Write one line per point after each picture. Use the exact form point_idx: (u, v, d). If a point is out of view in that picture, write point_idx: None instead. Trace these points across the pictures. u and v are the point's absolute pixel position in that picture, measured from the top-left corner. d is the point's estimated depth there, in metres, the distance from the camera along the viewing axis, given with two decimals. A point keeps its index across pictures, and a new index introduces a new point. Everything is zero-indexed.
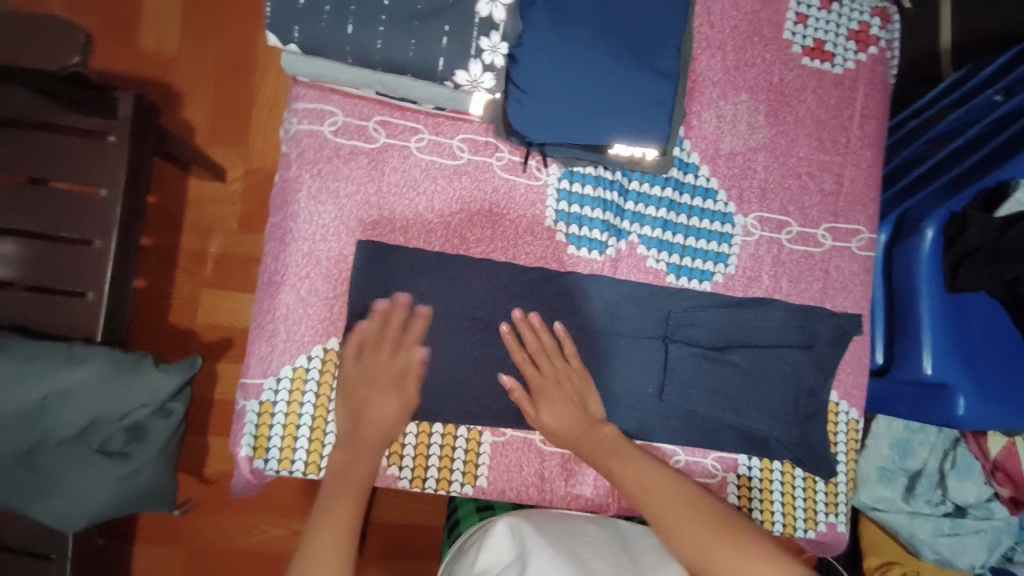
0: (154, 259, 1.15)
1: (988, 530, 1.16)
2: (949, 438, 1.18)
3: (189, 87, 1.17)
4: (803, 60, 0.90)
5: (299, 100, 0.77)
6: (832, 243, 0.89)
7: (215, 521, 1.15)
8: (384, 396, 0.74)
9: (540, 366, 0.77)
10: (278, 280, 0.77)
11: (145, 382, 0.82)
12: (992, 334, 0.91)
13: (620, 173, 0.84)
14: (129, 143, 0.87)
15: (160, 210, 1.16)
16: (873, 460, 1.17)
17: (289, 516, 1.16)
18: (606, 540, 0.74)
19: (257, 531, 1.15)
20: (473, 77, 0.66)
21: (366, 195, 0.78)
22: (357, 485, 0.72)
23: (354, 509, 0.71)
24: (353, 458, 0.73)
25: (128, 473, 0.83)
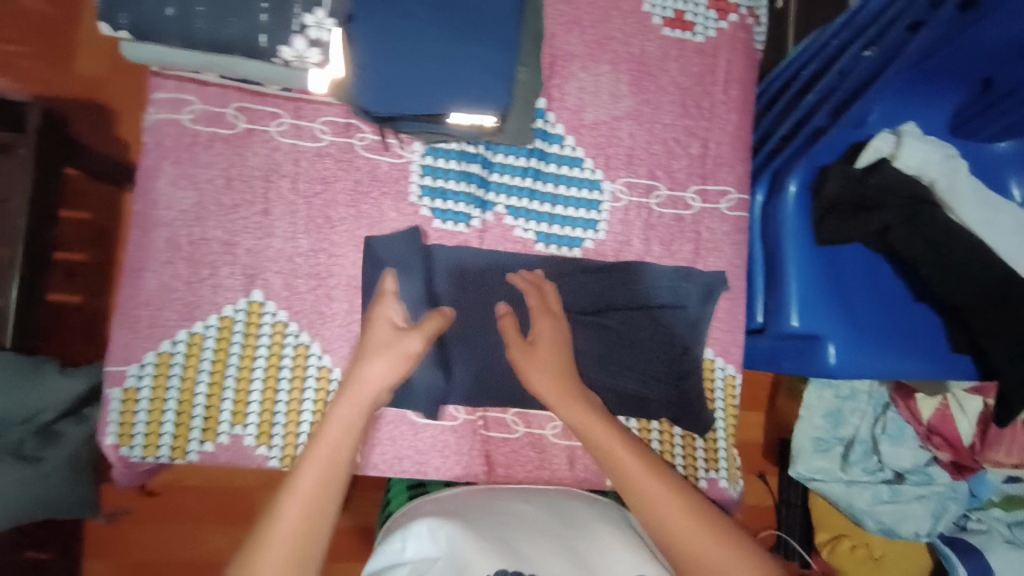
0: (85, 275, 1.15)
1: (929, 496, 1.18)
2: (878, 405, 1.21)
3: (125, 104, 1.15)
4: (664, 30, 0.92)
5: (157, 91, 0.79)
6: (702, 205, 0.92)
7: (157, 530, 1.14)
8: (374, 349, 0.74)
9: (548, 300, 0.83)
10: (141, 266, 0.79)
11: (50, 383, 0.83)
12: (869, 284, 0.92)
13: (482, 146, 0.86)
14: (36, 155, 0.88)
15: (95, 226, 1.15)
16: (808, 431, 1.19)
17: (234, 523, 1.16)
18: (538, 517, 0.73)
19: (200, 540, 1.15)
20: (297, 53, 0.67)
21: (227, 179, 0.80)
22: (336, 461, 0.67)
23: (323, 479, 0.66)
24: (327, 427, 0.69)
25: (35, 476, 0.81)
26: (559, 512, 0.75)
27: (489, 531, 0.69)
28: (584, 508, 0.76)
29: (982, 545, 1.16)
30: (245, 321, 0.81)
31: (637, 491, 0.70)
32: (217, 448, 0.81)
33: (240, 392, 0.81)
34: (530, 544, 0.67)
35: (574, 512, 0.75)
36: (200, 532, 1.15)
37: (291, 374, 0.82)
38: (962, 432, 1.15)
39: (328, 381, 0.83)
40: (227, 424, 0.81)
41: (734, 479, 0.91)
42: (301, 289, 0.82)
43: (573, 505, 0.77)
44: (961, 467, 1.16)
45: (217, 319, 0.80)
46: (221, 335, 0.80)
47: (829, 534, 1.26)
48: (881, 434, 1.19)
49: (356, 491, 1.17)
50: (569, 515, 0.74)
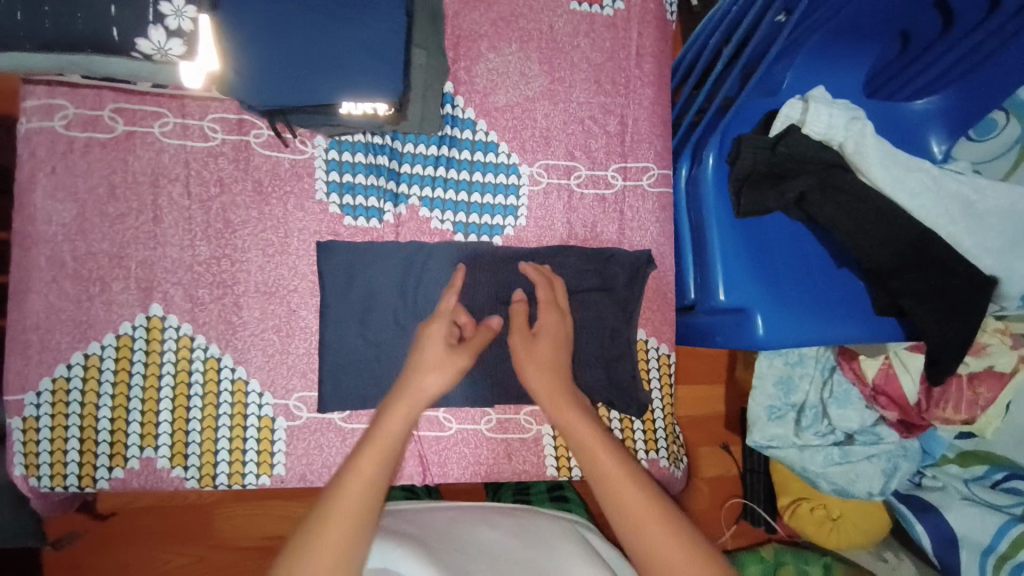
0: None
1: (880, 455, 1.18)
2: (825, 368, 1.22)
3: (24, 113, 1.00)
4: (571, 5, 0.89)
5: (25, 98, 0.73)
6: (623, 183, 0.90)
7: (111, 557, 1.07)
8: (427, 359, 0.70)
9: (554, 297, 0.80)
10: (24, 288, 0.73)
11: None
12: (795, 253, 0.92)
13: (389, 137, 0.83)
14: None
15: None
16: (762, 400, 1.20)
17: (193, 543, 1.10)
18: (498, 541, 0.69)
19: (160, 562, 1.09)
20: (157, 45, 0.64)
21: (111, 188, 0.75)
22: (387, 454, 0.64)
23: (381, 471, 0.63)
24: (384, 420, 0.66)
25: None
26: (521, 534, 0.71)
27: (441, 549, 0.65)
28: (549, 531, 0.72)
29: (941, 503, 1.17)
30: (145, 339, 0.76)
31: (616, 491, 0.66)
32: (128, 473, 0.76)
33: (147, 413, 0.76)
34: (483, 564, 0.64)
35: (537, 535, 0.71)
36: (159, 553, 1.09)
37: (202, 390, 0.77)
38: (906, 391, 1.10)
39: (243, 394, 0.79)
40: (137, 448, 0.76)
41: (675, 457, 0.92)
42: (205, 299, 0.78)
43: (539, 527, 0.73)
44: (911, 426, 1.15)
45: (115, 338, 0.75)
46: (120, 355, 0.75)
47: (789, 498, 1.27)
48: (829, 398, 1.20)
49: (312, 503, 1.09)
50: (532, 538, 0.70)
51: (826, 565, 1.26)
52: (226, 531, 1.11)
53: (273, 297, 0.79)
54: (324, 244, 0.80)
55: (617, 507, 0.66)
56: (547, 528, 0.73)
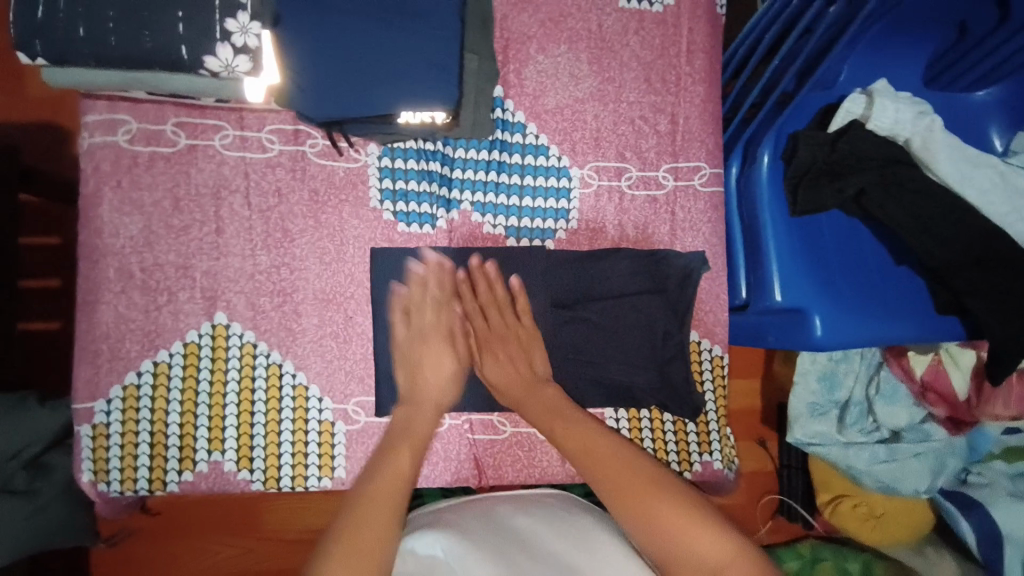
0: (59, 300, 1.08)
1: (927, 453, 1.14)
2: (870, 364, 1.19)
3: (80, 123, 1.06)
4: (620, 2, 0.87)
5: (88, 113, 0.75)
6: (674, 184, 0.89)
7: (168, 548, 1.12)
8: (424, 360, 0.78)
9: (488, 317, 0.81)
10: (93, 299, 0.75)
11: (29, 419, 0.83)
12: (850, 251, 0.90)
13: (441, 143, 0.83)
14: None
15: (60, 250, 1.08)
16: (803, 397, 1.16)
17: (243, 532, 1.14)
18: (534, 530, 0.68)
19: (209, 553, 1.13)
20: (224, 62, 0.63)
21: (173, 200, 0.76)
22: (421, 444, 0.74)
23: (413, 464, 0.71)
24: (415, 419, 0.76)
25: (34, 509, 0.82)
26: (551, 517, 0.71)
27: (487, 543, 0.65)
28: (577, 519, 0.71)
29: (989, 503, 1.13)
30: (211, 347, 0.78)
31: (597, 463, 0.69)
32: (198, 476, 0.78)
33: (214, 418, 0.78)
34: (527, 550, 0.65)
35: (569, 524, 0.70)
36: (211, 544, 1.13)
37: (265, 395, 0.79)
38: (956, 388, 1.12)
39: (305, 399, 0.80)
40: (206, 451, 0.78)
41: (727, 459, 0.91)
42: (266, 308, 0.79)
43: (565, 514, 0.72)
44: (960, 423, 1.14)
45: (182, 346, 0.77)
46: (188, 362, 0.77)
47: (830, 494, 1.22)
48: (876, 395, 1.16)
49: None
50: (567, 527, 0.70)
51: (866, 562, 1.24)
52: (272, 524, 1.15)
53: (331, 305, 0.81)
54: (378, 252, 0.81)
55: (612, 493, 0.66)
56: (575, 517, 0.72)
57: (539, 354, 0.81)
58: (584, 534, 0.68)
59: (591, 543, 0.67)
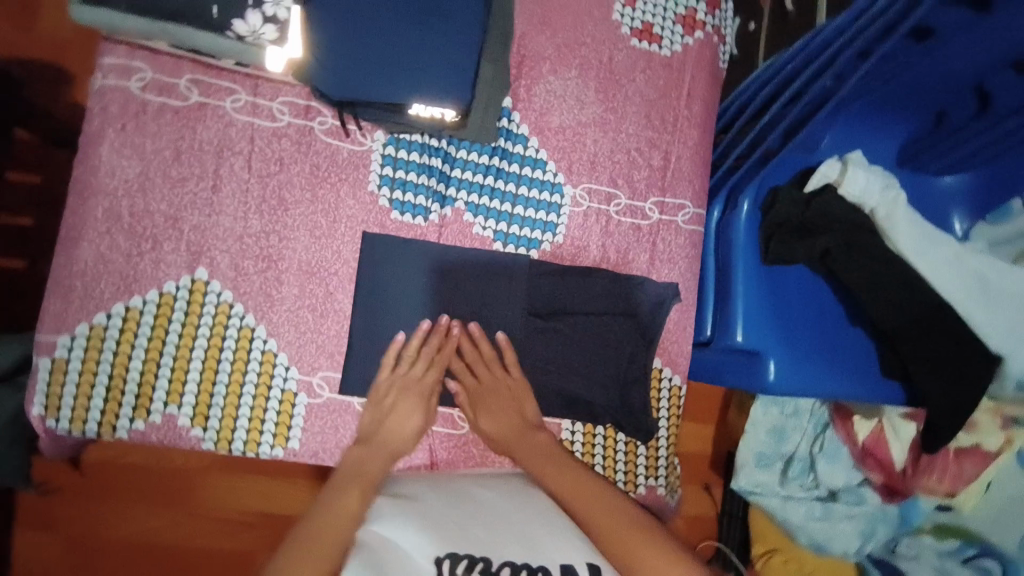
0: (30, 240, 1.07)
1: (861, 516, 1.20)
2: (819, 424, 1.24)
3: (81, 68, 1.07)
4: (632, 42, 0.93)
5: (104, 55, 0.76)
6: (659, 216, 0.94)
7: (94, 510, 1.11)
8: (401, 407, 0.81)
9: (477, 375, 0.84)
10: (76, 235, 0.75)
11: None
12: (810, 305, 0.96)
13: (445, 141, 0.86)
14: None
15: (42, 190, 1.07)
16: (752, 445, 1.22)
17: (174, 506, 1.13)
18: (495, 508, 0.72)
19: (135, 522, 1.12)
20: (252, 28, 0.66)
21: (176, 152, 0.78)
22: (370, 485, 0.76)
23: (362, 501, 0.74)
24: (368, 457, 0.79)
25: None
26: (512, 492, 0.75)
27: (447, 520, 0.69)
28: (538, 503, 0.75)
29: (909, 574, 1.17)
30: (186, 300, 0.78)
31: (583, 501, 0.76)
32: (149, 426, 0.78)
33: (177, 371, 0.78)
34: (486, 529, 0.68)
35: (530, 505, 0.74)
36: (140, 514, 1.12)
37: (233, 356, 0.80)
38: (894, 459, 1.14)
39: (271, 366, 0.81)
40: (162, 403, 0.78)
41: (671, 486, 0.94)
42: (249, 271, 0.80)
43: (523, 494, 0.76)
44: (894, 492, 1.17)
45: (157, 295, 0.77)
46: (160, 311, 0.77)
47: (763, 547, 1.28)
48: (819, 452, 1.22)
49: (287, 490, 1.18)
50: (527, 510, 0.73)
51: None
52: (205, 500, 1.15)
53: (315, 278, 0.82)
54: (368, 235, 0.83)
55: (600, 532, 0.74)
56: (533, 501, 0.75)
57: (529, 401, 0.85)
58: (544, 517, 0.72)
59: (548, 524, 0.71)
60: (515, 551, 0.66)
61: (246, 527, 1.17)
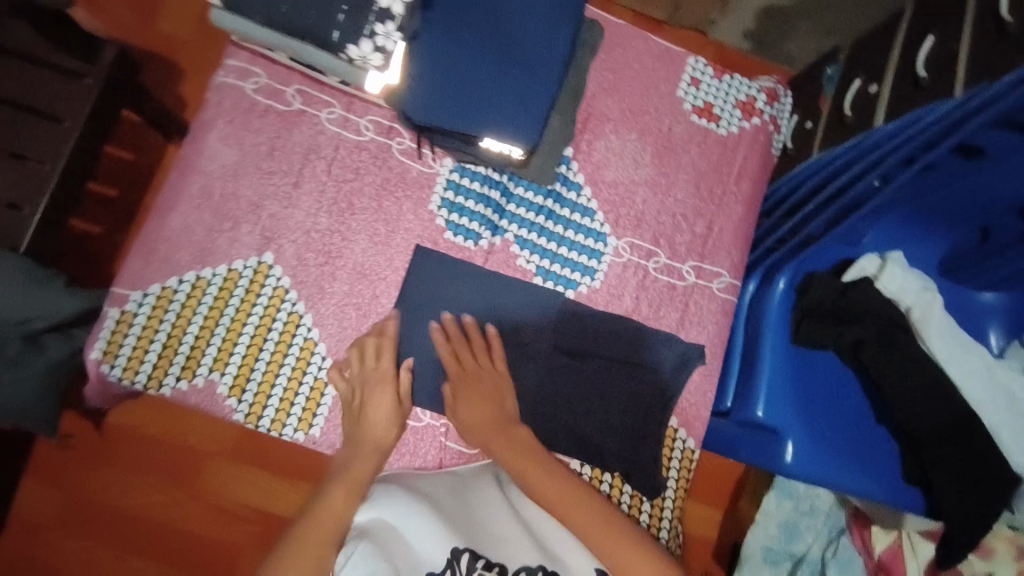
0: (114, 208, 1.19)
1: None
2: (833, 529, 1.20)
3: (191, 67, 1.23)
4: (692, 116, 1.00)
5: (230, 58, 0.87)
6: (695, 280, 0.97)
7: (102, 474, 1.15)
8: (373, 407, 0.82)
9: (461, 362, 0.85)
10: (170, 205, 0.84)
11: (52, 295, 0.86)
12: (837, 393, 0.95)
13: (506, 176, 0.93)
14: (101, 85, 0.93)
15: (135, 166, 1.20)
16: (761, 538, 1.18)
17: (176, 484, 1.17)
18: (499, 509, 0.82)
19: (140, 494, 1.16)
20: (362, 54, 0.73)
21: (270, 148, 0.87)
22: (353, 488, 0.79)
23: (347, 504, 0.78)
24: (355, 460, 0.81)
25: (15, 378, 0.84)
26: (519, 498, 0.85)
27: (459, 519, 0.79)
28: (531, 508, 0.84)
29: None
30: (249, 279, 0.85)
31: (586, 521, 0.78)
32: (191, 388, 0.83)
33: (227, 341, 0.84)
34: (495, 533, 0.79)
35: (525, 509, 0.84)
36: (143, 485, 1.16)
37: (278, 337, 0.85)
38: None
39: (310, 353, 0.86)
40: (207, 368, 0.83)
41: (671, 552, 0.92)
42: (309, 262, 0.87)
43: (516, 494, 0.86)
44: None
45: (226, 270, 0.85)
46: (225, 285, 0.85)
47: None
48: (830, 558, 1.17)
49: (281, 492, 1.20)
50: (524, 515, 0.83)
51: None
52: (210, 486, 1.18)
53: (365, 279, 0.88)
54: (421, 248, 0.89)
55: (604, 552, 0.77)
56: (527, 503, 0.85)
57: (508, 394, 0.85)
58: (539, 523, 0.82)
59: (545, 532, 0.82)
60: (530, 557, 0.77)
61: (243, 521, 1.19)
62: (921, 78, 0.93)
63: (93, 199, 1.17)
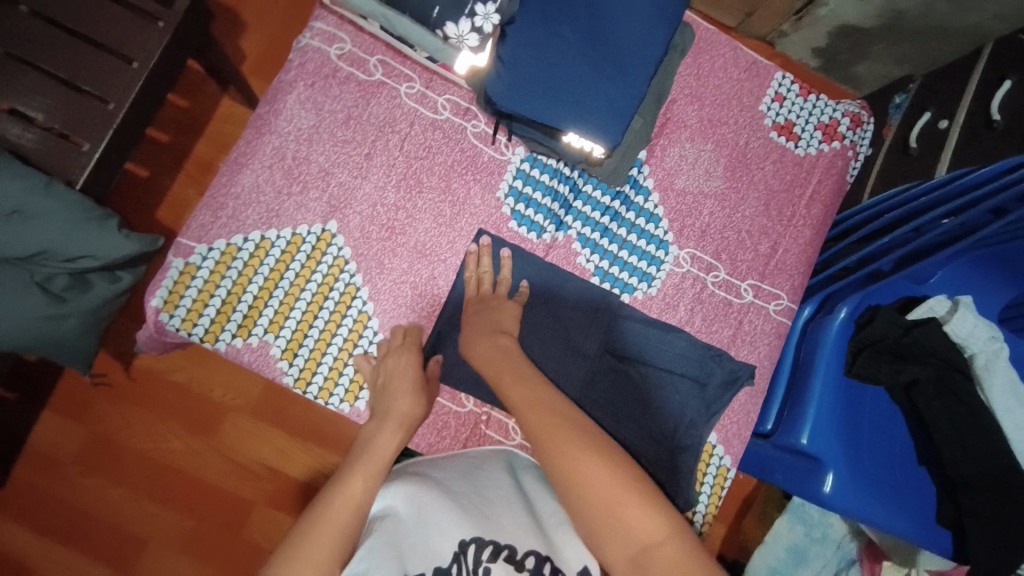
0: (166, 155, 1.19)
1: None
2: (843, 559, 1.19)
3: (257, 21, 1.22)
4: (771, 133, 0.99)
5: (317, 20, 0.86)
6: (752, 299, 0.96)
7: (125, 415, 1.17)
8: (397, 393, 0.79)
9: (482, 287, 0.85)
10: (243, 162, 0.84)
11: (104, 237, 0.86)
12: (881, 430, 0.94)
13: (577, 172, 0.92)
14: (173, 31, 0.92)
15: (190, 115, 1.20)
16: (766, 558, 1.18)
17: (194, 433, 1.19)
18: (514, 499, 0.76)
19: (160, 440, 1.18)
20: (459, 32, 0.74)
21: (347, 117, 0.87)
22: (374, 467, 0.71)
23: (366, 489, 0.68)
24: (378, 440, 0.74)
25: (58, 313, 0.84)
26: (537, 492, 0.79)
27: (470, 505, 0.72)
28: (550, 506, 0.76)
29: None
30: (312, 245, 0.85)
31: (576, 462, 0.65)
32: (245, 347, 0.84)
33: (284, 305, 0.85)
34: (508, 518, 0.71)
35: (543, 507, 0.76)
36: (163, 431, 1.18)
37: (333, 308, 0.86)
38: None
39: (363, 327, 0.86)
40: (263, 329, 0.84)
41: None
42: (372, 236, 0.87)
43: (532, 488, 0.79)
44: None
45: (290, 234, 0.85)
46: (288, 248, 0.85)
47: None
48: None
49: (296, 455, 1.21)
50: (541, 514, 0.75)
51: None
52: (228, 440, 1.19)
53: (424, 259, 0.88)
54: (484, 233, 0.89)
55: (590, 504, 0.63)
56: (544, 499, 0.77)
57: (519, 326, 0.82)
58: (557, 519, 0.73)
59: (563, 532, 0.71)
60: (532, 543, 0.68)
61: (255, 477, 1.20)
62: (994, 120, 0.93)
63: (150, 146, 1.18)
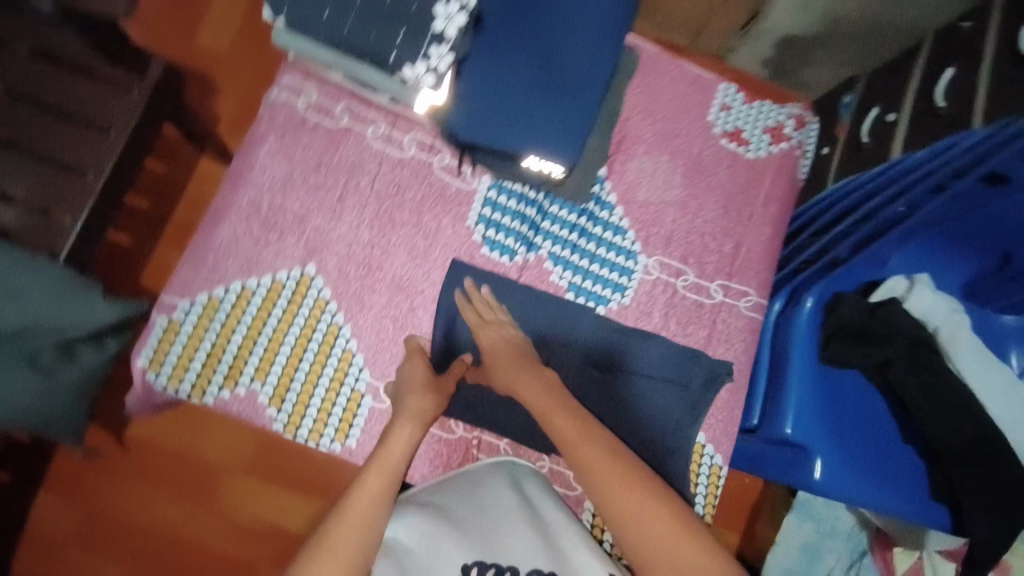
0: (144, 220, 1.22)
1: None
2: (855, 551, 1.20)
3: (226, 82, 1.28)
4: (722, 140, 1.04)
5: (282, 75, 0.91)
6: (722, 298, 1.00)
7: (116, 487, 1.16)
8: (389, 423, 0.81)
9: (479, 315, 0.88)
10: (220, 215, 0.87)
11: (89, 306, 0.86)
12: (864, 412, 0.96)
13: (541, 195, 0.96)
14: (146, 100, 0.96)
15: (166, 178, 1.24)
16: (780, 560, 1.20)
17: (188, 497, 1.18)
18: (517, 514, 0.78)
19: (154, 509, 1.17)
20: (415, 75, 0.77)
21: (317, 163, 0.91)
22: (388, 466, 0.76)
23: (383, 484, 0.75)
24: (392, 438, 0.79)
25: (48, 387, 0.85)
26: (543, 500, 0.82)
27: (471, 528, 0.76)
28: (552, 517, 0.79)
29: None
30: (291, 290, 0.88)
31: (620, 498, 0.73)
32: (233, 397, 0.86)
33: (268, 351, 0.87)
34: (509, 536, 0.75)
35: (546, 514, 0.79)
36: (156, 501, 1.17)
37: (316, 349, 0.88)
38: None
39: (348, 364, 0.88)
40: (249, 378, 0.86)
41: None
42: (350, 275, 0.90)
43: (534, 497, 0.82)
44: None
45: (270, 281, 0.88)
46: (268, 295, 0.87)
47: None
48: None
49: (293, 508, 1.20)
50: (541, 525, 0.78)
51: None
52: (222, 500, 1.19)
53: (403, 292, 0.91)
54: (458, 261, 0.92)
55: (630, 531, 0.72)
56: (547, 507, 0.80)
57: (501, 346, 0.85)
58: (563, 527, 0.77)
59: (572, 542, 0.76)
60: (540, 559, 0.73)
61: (253, 535, 1.19)
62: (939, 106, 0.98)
63: (129, 212, 1.21)
